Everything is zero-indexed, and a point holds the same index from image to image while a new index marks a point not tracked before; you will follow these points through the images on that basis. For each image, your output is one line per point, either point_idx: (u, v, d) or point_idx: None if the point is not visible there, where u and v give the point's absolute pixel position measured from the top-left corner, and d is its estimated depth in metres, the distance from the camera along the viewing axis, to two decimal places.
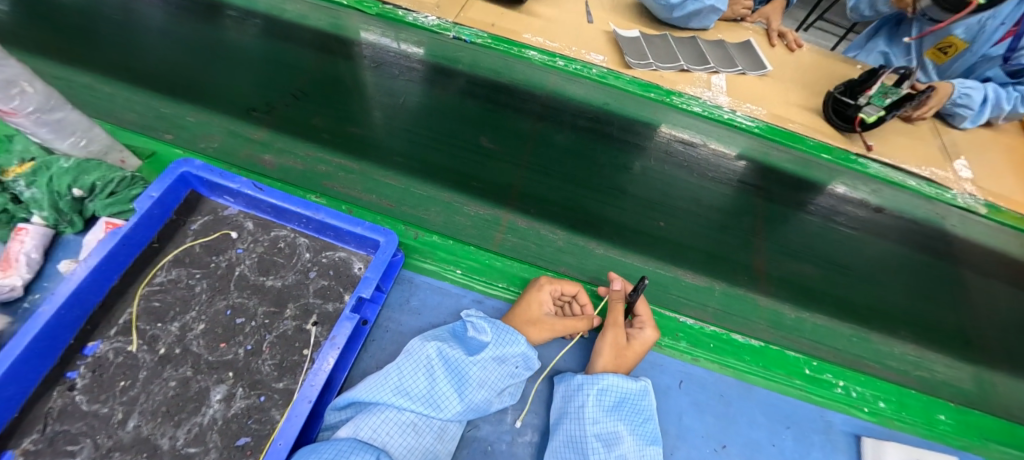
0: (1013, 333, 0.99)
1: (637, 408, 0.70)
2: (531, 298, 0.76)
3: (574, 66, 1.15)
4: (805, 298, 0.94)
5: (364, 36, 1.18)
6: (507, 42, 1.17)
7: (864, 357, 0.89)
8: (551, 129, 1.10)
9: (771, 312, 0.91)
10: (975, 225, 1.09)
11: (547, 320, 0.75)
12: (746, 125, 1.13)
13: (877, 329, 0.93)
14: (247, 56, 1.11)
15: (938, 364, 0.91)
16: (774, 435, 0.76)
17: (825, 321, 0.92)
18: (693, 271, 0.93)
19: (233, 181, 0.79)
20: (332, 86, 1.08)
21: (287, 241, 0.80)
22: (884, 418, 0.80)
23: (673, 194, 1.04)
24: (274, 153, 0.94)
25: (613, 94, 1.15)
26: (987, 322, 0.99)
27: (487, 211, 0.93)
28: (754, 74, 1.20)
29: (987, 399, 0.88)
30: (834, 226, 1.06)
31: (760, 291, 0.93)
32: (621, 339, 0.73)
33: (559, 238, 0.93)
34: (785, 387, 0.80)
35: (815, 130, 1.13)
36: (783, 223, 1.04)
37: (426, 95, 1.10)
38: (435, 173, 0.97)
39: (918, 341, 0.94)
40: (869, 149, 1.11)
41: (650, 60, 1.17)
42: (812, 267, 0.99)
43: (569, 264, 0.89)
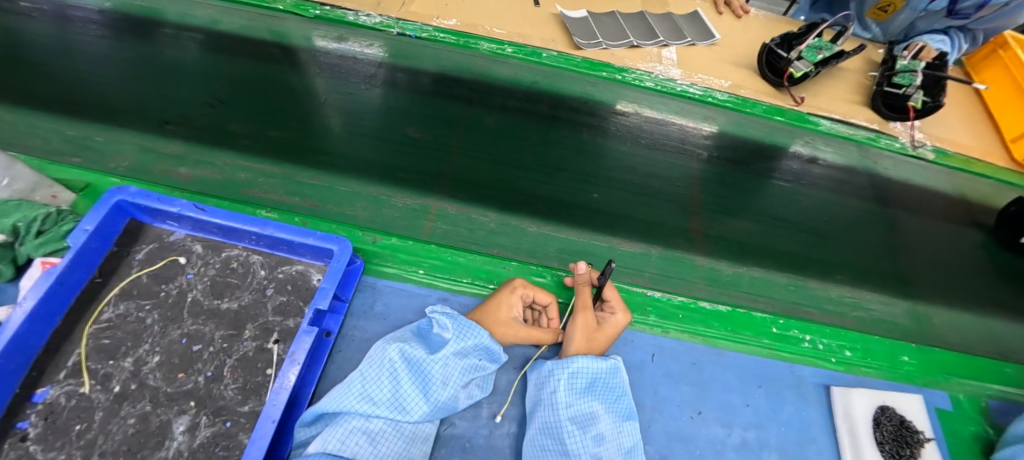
0: (963, 270, 1.02)
1: (610, 386, 0.70)
2: (502, 301, 0.74)
3: (525, 53, 1.14)
4: (743, 255, 0.95)
5: (318, 43, 1.13)
6: (458, 34, 1.14)
7: (803, 304, 0.91)
8: (481, 112, 1.07)
9: (708, 270, 0.92)
10: (904, 167, 1.13)
11: (517, 325, 0.73)
12: (698, 94, 1.13)
13: (812, 275, 0.96)
14: (182, 71, 1.06)
15: (874, 303, 0.94)
16: (746, 395, 0.77)
17: (762, 273, 0.94)
18: (628, 239, 0.93)
19: (173, 205, 0.76)
20: (262, 94, 1.04)
21: (240, 261, 0.78)
22: (851, 366, 0.82)
23: (611, 166, 1.02)
24: (191, 165, 0.91)
25: (539, 72, 1.13)
26: (931, 262, 1.02)
27: (415, 200, 0.92)
28: (703, 44, 1.21)
29: (941, 336, 0.92)
30: (770, 180, 1.06)
31: (697, 252, 0.94)
32: (592, 321, 0.73)
33: (491, 220, 0.92)
34: (753, 348, 0.81)
35: (768, 95, 1.15)
36: (724, 184, 1.04)
37: (356, 92, 1.07)
38: (364, 169, 0.95)
39: (855, 283, 0.97)
40: (821, 108, 1.14)
41: (599, 39, 1.16)
42: (749, 223, 1.00)
43: (502, 245, 0.88)
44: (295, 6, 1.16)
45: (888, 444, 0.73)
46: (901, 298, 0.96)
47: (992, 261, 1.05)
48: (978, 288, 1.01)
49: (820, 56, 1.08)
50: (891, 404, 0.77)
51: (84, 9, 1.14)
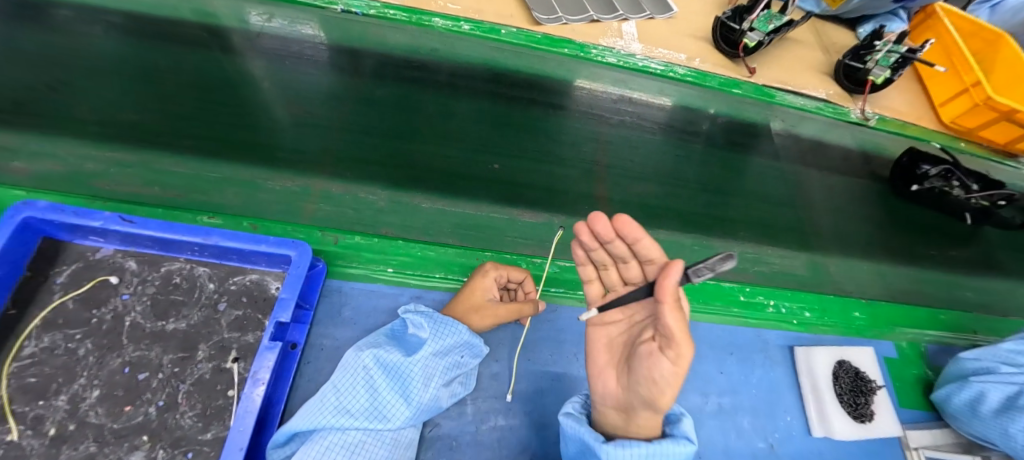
0: (892, 228, 1.12)
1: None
2: (476, 286, 0.71)
3: (483, 29, 1.05)
4: (649, 216, 0.98)
5: (253, 22, 1.02)
6: (411, 10, 1.03)
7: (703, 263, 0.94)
8: (372, 85, 1.00)
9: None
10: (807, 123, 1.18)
11: (496, 308, 0.70)
12: (659, 69, 1.11)
13: (716, 233, 0.99)
14: (93, 62, 0.92)
15: (774, 256, 1.00)
16: (719, 363, 0.79)
17: (666, 235, 0.97)
18: (531, 210, 0.93)
19: (94, 218, 0.67)
20: (153, 78, 0.92)
21: (183, 275, 0.70)
22: (811, 326, 0.87)
23: (534, 136, 1.02)
24: (26, 158, 0.78)
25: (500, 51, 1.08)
26: (864, 220, 1.11)
27: (295, 182, 0.85)
28: (662, 17, 1.19)
29: (882, 290, 1.00)
30: (691, 144, 1.10)
31: (603, 217, 0.95)
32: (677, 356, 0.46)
33: (380, 199, 0.87)
34: (724, 318, 0.83)
35: (723, 67, 1.15)
36: (633, 148, 1.06)
37: (278, 72, 0.98)
38: (240, 154, 0.87)
39: (759, 240, 1.01)
40: (777, 79, 1.16)
41: (558, 14, 1.11)
42: (655, 186, 1.02)
43: (391, 224, 0.84)
44: None
45: (846, 395, 0.78)
46: (802, 251, 1.02)
47: (920, 216, 1.14)
48: (905, 242, 1.11)
49: (771, 26, 1.08)
50: (847, 358, 0.83)
51: None
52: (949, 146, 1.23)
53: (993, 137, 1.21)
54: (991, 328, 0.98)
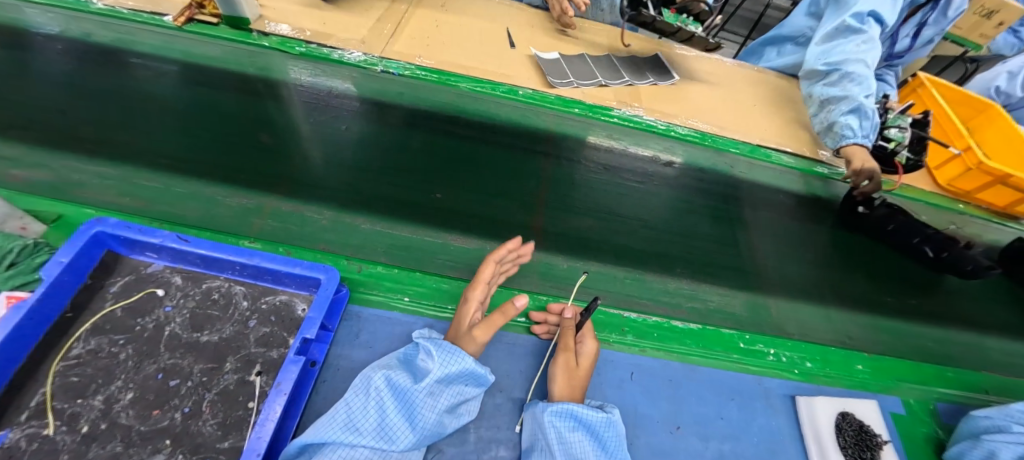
0: (882, 283, 1.12)
1: (606, 445, 0.67)
2: (462, 313, 0.76)
3: (502, 90, 1.20)
4: (582, 249, 0.99)
5: (298, 78, 1.16)
6: (440, 72, 1.19)
7: (637, 295, 0.94)
8: (343, 121, 1.11)
9: (544, 265, 0.95)
10: (762, 171, 1.25)
11: (478, 330, 0.74)
12: (662, 128, 1.22)
13: (653, 270, 0.99)
14: (153, 103, 1.05)
15: (711, 294, 0.99)
16: (720, 408, 0.80)
17: (598, 267, 0.97)
18: (462, 235, 0.96)
19: (155, 236, 0.76)
20: (192, 116, 1.05)
21: (222, 291, 0.77)
22: (812, 376, 0.87)
23: (514, 177, 1.09)
24: (24, 167, 0.88)
25: (517, 109, 1.21)
26: (871, 275, 1.12)
27: (250, 200, 0.92)
28: (664, 84, 1.32)
29: (842, 336, 0.98)
30: (657, 184, 1.17)
31: (535, 246, 0.97)
32: (573, 361, 0.73)
33: (323, 218, 0.93)
34: (724, 363, 0.85)
35: (722, 127, 1.25)
36: (570, 185, 1.11)
37: (308, 119, 1.10)
38: (224, 176, 0.95)
39: (693, 276, 1.01)
40: (774, 141, 1.26)
41: (571, 79, 1.25)
42: (591, 220, 1.05)
43: (329, 240, 0.89)
44: (280, 44, 1.16)
45: (850, 448, 0.76)
46: (741, 289, 1.01)
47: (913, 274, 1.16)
48: (903, 296, 1.10)
49: None
50: (850, 410, 0.81)
51: (58, 40, 1.12)
52: (949, 207, 1.27)
53: (992, 199, 1.26)
54: (999, 389, 0.97)
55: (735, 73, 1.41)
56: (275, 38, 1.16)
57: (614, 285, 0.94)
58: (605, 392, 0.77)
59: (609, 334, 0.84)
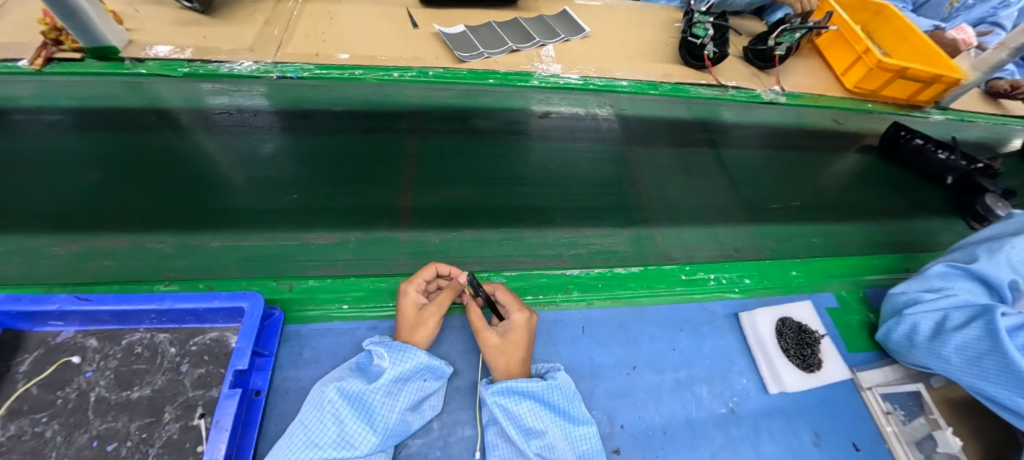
0: (793, 188, 1.19)
1: (557, 407, 0.68)
2: (404, 307, 0.74)
3: (412, 75, 1.15)
4: (452, 219, 0.99)
5: (214, 101, 1.14)
6: (344, 68, 1.14)
7: (514, 254, 0.94)
8: (224, 143, 1.07)
9: (410, 243, 0.94)
10: (641, 104, 1.28)
11: (431, 312, 0.73)
12: (579, 83, 1.22)
13: (528, 224, 1.00)
14: (23, 155, 1.00)
15: (593, 237, 1.00)
16: (671, 340, 0.82)
17: (472, 234, 0.97)
18: (326, 232, 0.94)
19: (52, 302, 0.70)
20: (64, 164, 1.00)
21: (145, 344, 0.73)
22: (752, 291, 0.91)
23: (423, 162, 1.09)
24: None
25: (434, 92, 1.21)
26: (784, 185, 1.19)
27: (79, 245, 0.87)
28: (576, 38, 1.31)
29: (727, 249, 1.02)
30: (554, 139, 1.18)
31: (402, 228, 0.96)
32: (499, 341, 0.72)
33: (166, 246, 0.89)
34: (668, 298, 0.87)
35: (637, 73, 1.26)
36: (456, 155, 1.12)
37: (193, 143, 1.06)
38: (92, 223, 0.91)
39: (573, 222, 1.02)
40: (687, 78, 1.28)
41: (479, 49, 1.22)
42: (465, 190, 1.05)
43: (175, 269, 0.85)
44: (161, 67, 1.08)
45: (792, 349, 0.80)
46: (626, 226, 1.03)
47: (824, 179, 1.23)
48: (787, 199, 1.16)
49: None
50: (789, 315, 0.85)
51: None
52: (858, 109, 1.32)
53: (895, 94, 1.32)
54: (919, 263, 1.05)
55: (643, 16, 1.43)
56: (153, 63, 1.08)
57: (550, 249, 0.96)
58: (557, 351, 0.79)
59: (554, 295, 0.85)
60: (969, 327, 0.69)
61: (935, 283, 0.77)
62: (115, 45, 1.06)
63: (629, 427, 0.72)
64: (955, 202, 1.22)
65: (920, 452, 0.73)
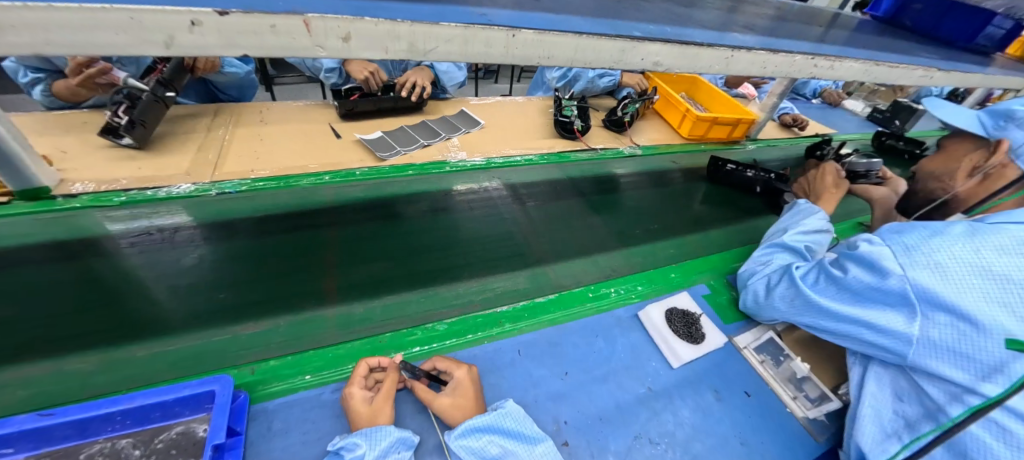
0: (661, 217, 1.49)
1: (513, 431, 0.78)
2: (357, 405, 0.79)
3: (341, 175, 1.35)
4: (373, 289, 1.12)
5: (115, 227, 1.15)
6: (278, 177, 1.30)
7: (432, 309, 1.09)
8: (150, 258, 1.11)
9: (338, 318, 1.04)
10: (527, 172, 1.55)
11: (381, 402, 0.80)
12: (482, 164, 1.49)
13: (439, 282, 1.16)
14: None
15: (496, 283, 1.18)
16: (591, 345, 1.00)
17: (393, 299, 1.10)
18: (254, 322, 1.01)
19: (8, 425, 0.71)
20: None
21: (105, 452, 0.74)
22: (646, 294, 1.14)
23: (352, 246, 1.22)
24: None
25: (357, 187, 1.38)
26: (654, 216, 1.49)
27: None
28: (475, 130, 1.61)
29: (607, 271, 1.26)
30: (466, 209, 1.39)
31: (328, 305, 1.07)
32: (451, 399, 0.81)
33: (88, 365, 0.90)
34: (583, 314, 1.07)
35: (526, 148, 1.58)
36: (380, 237, 1.26)
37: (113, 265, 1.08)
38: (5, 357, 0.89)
39: (481, 274, 1.20)
40: (566, 147, 1.62)
41: (395, 148, 1.45)
42: (383, 264, 1.19)
43: (100, 385, 0.87)
44: (94, 201, 1.14)
45: (681, 329, 1.04)
46: (523, 269, 1.23)
47: (685, 207, 1.55)
48: (648, 225, 1.45)
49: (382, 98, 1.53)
50: (673, 305, 1.11)
51: None
52: (695, 150, 1.76)
53: (716, 136, 1.78)
54: None
55: (524, 107, 1.79)
56: (86, 196, 1.14)
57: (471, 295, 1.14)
58: (502, 375, 0.92)
59: (490, 329, 1.00)
60: (778, 278, 1.02)
61: (764, 258, 1.10)
62: (47, 185, 1.12)
63: (572, 421, 0.87)
64: (772, 205, 1.62)
65: (795, 386, 0.99)
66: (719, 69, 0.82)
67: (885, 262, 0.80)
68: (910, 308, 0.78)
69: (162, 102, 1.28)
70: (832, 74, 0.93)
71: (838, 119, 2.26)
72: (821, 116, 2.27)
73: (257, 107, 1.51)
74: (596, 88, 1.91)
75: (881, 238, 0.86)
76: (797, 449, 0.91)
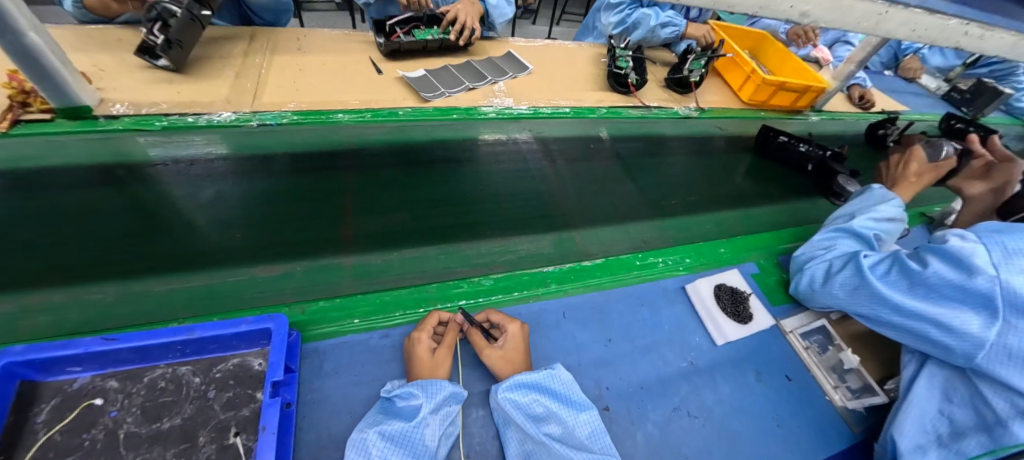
0: (699, 185, 1.44)
1: (558, 394, 0.79)
2: (419, 355, 0.79)
3: (383, 114, 1.28)
4: (388, 241, 1.08)
5: (155, 153, 1.15)
6: (315, 112, 1.23)
7: (452, 266, 1.05)
8: (180, 190, 1.10)
9: (354, 267, 1.01)
10: (553, 126, 1.47)
11: (444, 355, 0.81)
12: (529, 113, 1.41)
13: (461, 238, 1.12)
14: None
15: (521, 244, 1.13)
16: (636, 314, 0.99)
17: (410, 252, 1.06)
18: (269, 264, 1.00)
19: (76, 346, 0.73)
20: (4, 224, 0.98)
21: (168, 377, 0.77)
22: (693, 267, 1.12)
23: (382, 196, 1.18)
24: None
25: (392, 131, 1.33)
26: (694, 185, 1.43)
27: (13, 304, 0.87)
28: (522, 75, 1.51)
29: (638, 242, 1.19)
30: (497, 161, 1.34)
31: (345, 254, 1.04)
32: (501, 350, 0.83)
33: (108, 295, 0.90)
34: (629, 282, 1.05)
35: (575, 99, 1.48)
36: (410, 186, 1.22)
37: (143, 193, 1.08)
38: (42, 278, 0.91)
39: (505, 233, 1.15)
40: (618, 101, 1.52)
41: (440, 89, 1.37)
42: (404, 214, 1.14)
43: (121, 315, 0.88)
44: (136, 123, 1.10)
45: (728, 308, 1.03)
46: (548, 232, 1.17)
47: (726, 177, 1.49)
48: (684, 196, 1.38)
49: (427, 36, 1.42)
50: (724, 282, 1.09)
51: None
52: (753, 116, 1.65)
53: (779, 103, 1.66)
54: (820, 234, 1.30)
55: (573, 53, 1.67)
56: (127, 118, 1.10)
57: (529, 252, 1.11)
58: (546, 335, 0.92)
59: (536, 289, 0.98)
60: (841, 264, 0.98)
61: (824, 243, 1.07)
62: (89, 104, 1.07)
63: (613, 388, 0.88)
64: (819, 185, 1.52)
65: (836, 375, 0.98)
66: (866, 25, 0.70)
67: (976, 261, 0.77)
68: (993, 312, 0.74)
69: (199, 22, 1.20)
70: (978, 44, 0.81)
71: (905, 93, 2.10)
72: (891, 90, 2.09)
73: (294, 33, 1.42)
74: (656, 38, 1.76)
75: (977, 235, 0.81)
76: (829, 432, 0.92)
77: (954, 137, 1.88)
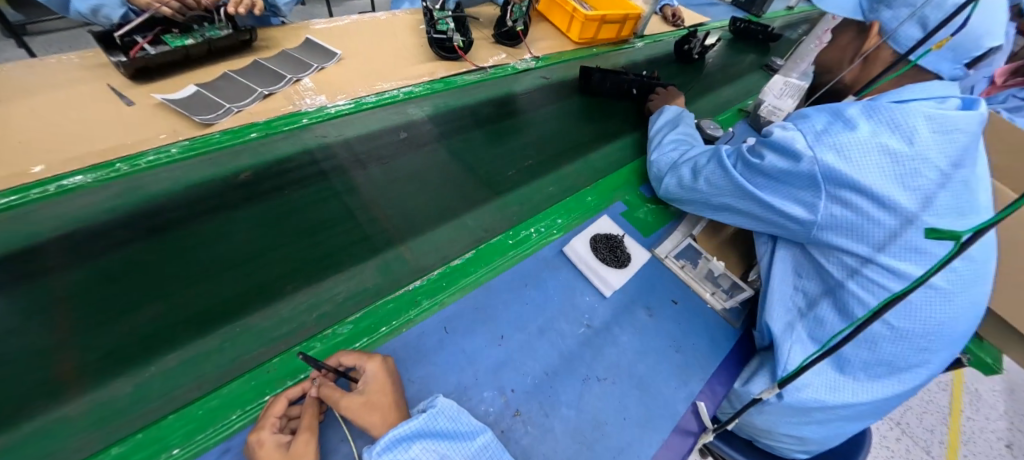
0: (547, 142, 1.35)
1: (447, 432, 0.70)
2: (268, 457, 0.63)
3: (147, 162, 0.96)
4: (153, 344, 0.77)
5: None
6: (47, 179, 0.88)
7: (248, 350, 0.79)
8: None
9: (90, 409, 0.69)
10: (351, 123, 1.21)
11: (303, 443, 0.65)
12: (350, 107, 1.21)
13: (252, 309, 0.85)
14: None
15: (335, 287, 0.90)
16: (522, 296, 0.93)
17: (180, 356, 0.77)
18: None
19: None
20: None
21: None
22: (565, 228, 1.08)
23: (161, 266, 0.86)
24: None
25: (175, 170, 0.99)
26: (551, 141, 1.35)
27: None
28: (331, 64, 1.28)
29: (479, 234, 1.05)
30: (311, 177, 1.08)
31: (70, 396, 0.70)
32: (362, 396, 0.69)
33: None
34: (507, 264, 0.98)
35: (397, 80, 1.31)
36: (190, 250, 0.90)
37: None
38: None
39: (307, 284, 0.90)
40: (448, 71, 1.39)
41: (224, 106, 1.09)
42: (152, 308, 0.81)
43: None
44: None
45: (607, 256, 1.01)
46: (370, 258, 0.96)
47: (575, 126, 1.43)
48: (518, 165, 1.25)
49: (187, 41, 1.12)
50: (598, 231, 1.07)
51: None
52: (586, 54, 1.64)
53: (605, 36, 1.66)
54: None
55: (386, 25, 1.47)
56: None
57: (356, 288, 0.91)
58: (431, 360, 0.81)
59: (408, 313, 0.86)
60: (701, 168, 1.01)
61: None
62: None
63: (518, 388, 0.81)
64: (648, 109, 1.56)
65: (711, 282, 1.04)
66: None
67: (798, 146, 0.82)
68: (817, 190, 0.81)
69: None
70: None
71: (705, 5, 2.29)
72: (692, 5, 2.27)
73: None
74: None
75: (794, 124, 0.87)
76: (719, 339, 0.98)
77: (745, 39, 2.10)
